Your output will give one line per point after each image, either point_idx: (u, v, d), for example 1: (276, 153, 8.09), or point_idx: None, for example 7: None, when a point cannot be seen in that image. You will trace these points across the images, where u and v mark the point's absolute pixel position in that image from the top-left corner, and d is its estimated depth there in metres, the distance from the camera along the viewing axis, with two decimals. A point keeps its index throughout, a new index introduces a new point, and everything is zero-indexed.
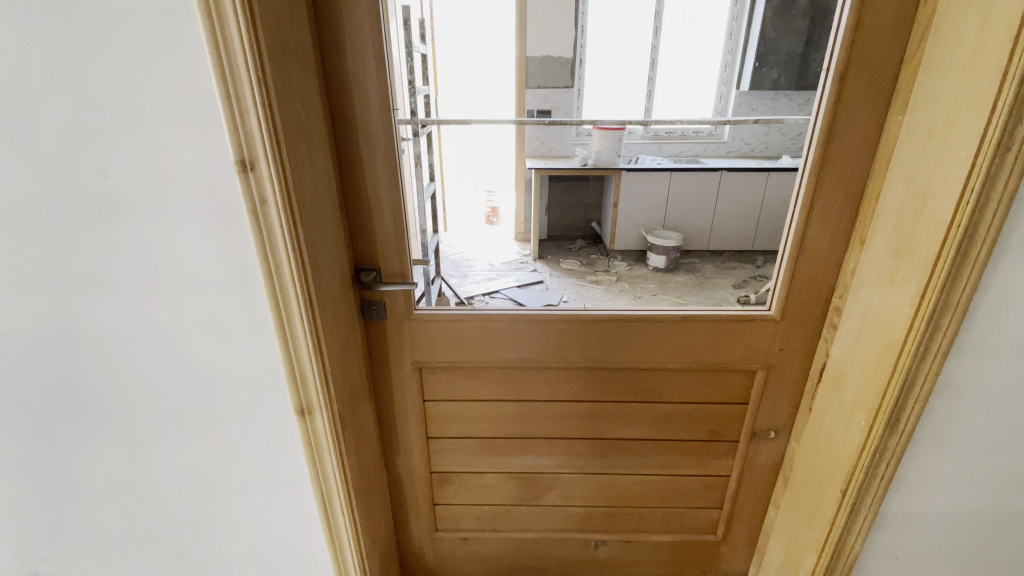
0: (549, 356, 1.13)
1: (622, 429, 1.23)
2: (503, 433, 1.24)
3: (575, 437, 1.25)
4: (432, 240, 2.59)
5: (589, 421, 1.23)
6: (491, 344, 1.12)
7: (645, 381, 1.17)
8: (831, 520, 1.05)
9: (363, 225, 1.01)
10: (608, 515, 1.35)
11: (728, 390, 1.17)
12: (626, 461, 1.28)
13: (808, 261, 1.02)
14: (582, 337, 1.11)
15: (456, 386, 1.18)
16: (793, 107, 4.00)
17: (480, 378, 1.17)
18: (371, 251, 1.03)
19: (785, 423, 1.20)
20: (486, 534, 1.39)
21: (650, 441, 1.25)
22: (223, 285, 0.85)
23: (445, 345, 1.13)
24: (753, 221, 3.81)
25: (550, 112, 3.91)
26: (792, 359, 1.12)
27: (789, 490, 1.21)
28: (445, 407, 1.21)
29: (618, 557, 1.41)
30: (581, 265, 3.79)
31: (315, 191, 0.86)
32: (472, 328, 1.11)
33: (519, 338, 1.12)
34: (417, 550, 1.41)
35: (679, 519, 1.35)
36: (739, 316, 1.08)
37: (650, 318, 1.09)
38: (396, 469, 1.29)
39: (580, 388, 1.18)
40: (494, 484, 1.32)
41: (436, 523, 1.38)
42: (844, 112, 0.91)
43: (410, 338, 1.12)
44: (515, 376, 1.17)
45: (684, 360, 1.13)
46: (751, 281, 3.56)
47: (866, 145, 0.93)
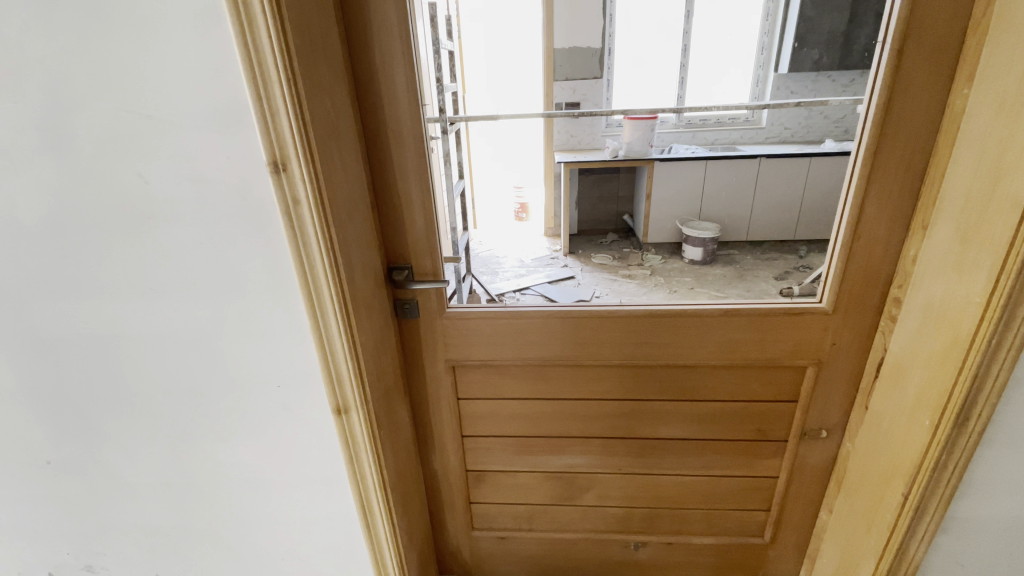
0: (586, 353, 1.10)
1: (662, 428, 1.19)
2: (538, 432, 1.22)
3: (613, 436, 1.21)
4: (462, 237, 2.60)
5: (627, 420, 1.19)
6: (526, 342, 1.10)
7: (686, 379, 1.12)
8: (892, 526, 0.98)
9: (393, 224, 1.01)
10: (649, 516, 1.31)
11: (776, 387, 1.11)
12: (667, 462, 1.23)
13: (862, 249, 0.95)
14: (619, 333, 1.08)
15: (489, 384, 1.17)
16: (836, 88, 3.81)
17: (513, 375, 1.15)
18: (403, 250, 1.03)
19: (839, 422, 1.13)
20: (523, 534, 1.37)
21: (692, 441, 1.20)
22: (259, 285, 0.86)
23: (479, 343, 1.11)
24: (795, 210, 3.65)
25: (578, 104, 3.85)
26: (846, 353, 1.05)
27: (843, 494, 1.14)
28: (480, 405, 1.20)
29: (660, 560, 1.37)
30: (614, 259, 3.70)
31: (346, 191, 0.86)
32: (505, 326, 1.09)
33: (555, 335, 1.09)
34: (454, 549, 1.41)
35: (724, 522, 1.30)
36: (788, 309, 1.01)
37: (691, 313, 1.04)
38: (432, 467, 1.28)
39: (619, 386, 1.14)
40: (529, 484, 1.30)
41: (472, 522, 1.37)
42: (903, 87, 0.84)
43: (443, 337, 1.11)
44: (549, 375, 1.15)
45: (727, 356, 1.08)
46: (794, 272, 3.42)
47: (927, 122, 0.86)
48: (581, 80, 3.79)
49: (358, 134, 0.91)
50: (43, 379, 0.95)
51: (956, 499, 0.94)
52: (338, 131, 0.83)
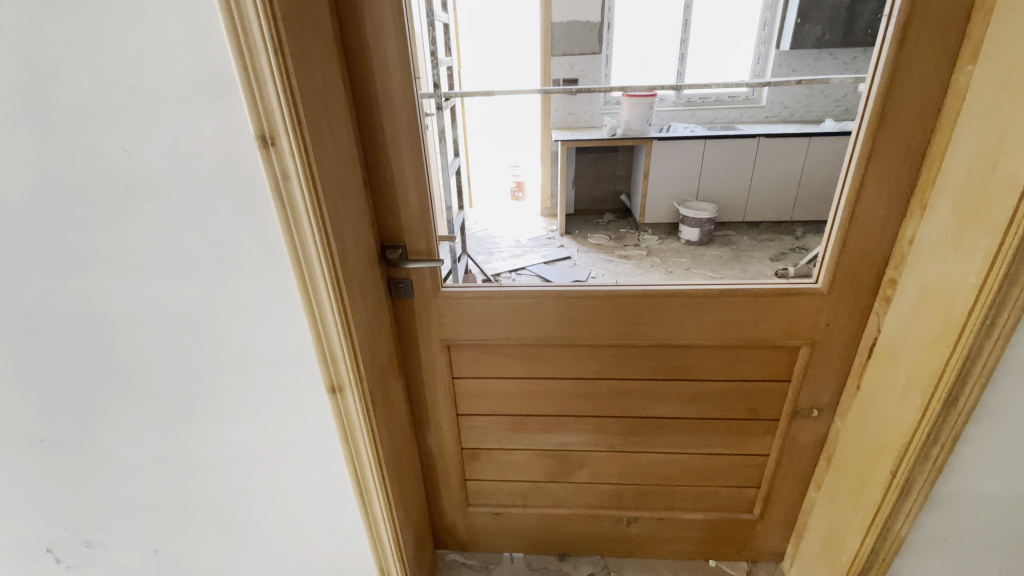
0: (582, 333, 1.11)
1: (656, 407, 1.20)
2: (533, 411, 1.23)
3: (606, 415, 1.22)
4: (458, 216, 2.58)
5: (621, 399, 1.20)
6: (521, 322, 1.10)
7: (680, 358, 1.13)
8: (877, 503, 1.00)
9: (387, 202, 0.99)
10: (641, 492, 1.34)
11: (770, 367, 1.12)
12: (661, 440, 1.25)
13: (860, 230, 0.95)
14: (614, 313, 1.08)
15: (484, 364, 1.17)
16: (838, 66, 3.75)
17: (508, 355, 1.15)
18: (397, 229, 1.01)
19: (829, 401, 1.14)
20: (517, 509, 1.39)
21: (684, 420, 1.22)
22: (248, 264, 0.84)
23: (474, 323, 1.11)
24: (793, 191, 3.63)
25: (576, 80, 3.78)
26: (839, 334, 1.05)
27: (832, 471, 1.16)
28: (475, 384, 1.20)
29: (651, 535, 1.40)
30: (610, 239, 3.67)
31: (338, 168, 0.84)
32: (500, 306, 1.08)
33: (550, 315, 1.09)
34: (450, 524, 1.44)
35: (714, 498, 1.33)
36: (783, 289, 1.02)
37: (687, 293, 1.04)
38: (427, 444, 1.29)
39: (614, 365, 1.15)
40: (524, 461, 1.32)
41: (467, 498, 1.39)
42: (907, 64, 0.82)
43: (438, 317, 1.11)
44: (544, 354, 1.15)
45: (722, 337, 1.08)
46: (790, 253, 3.42)
47: (929, 101, 0.84)
48: (579, 56, 3.72)
49: (350, 108, 0.89)
50: (34, 357, 0.94)
51: (942, 477, 0.95)
52: (329, 106, 0.81)
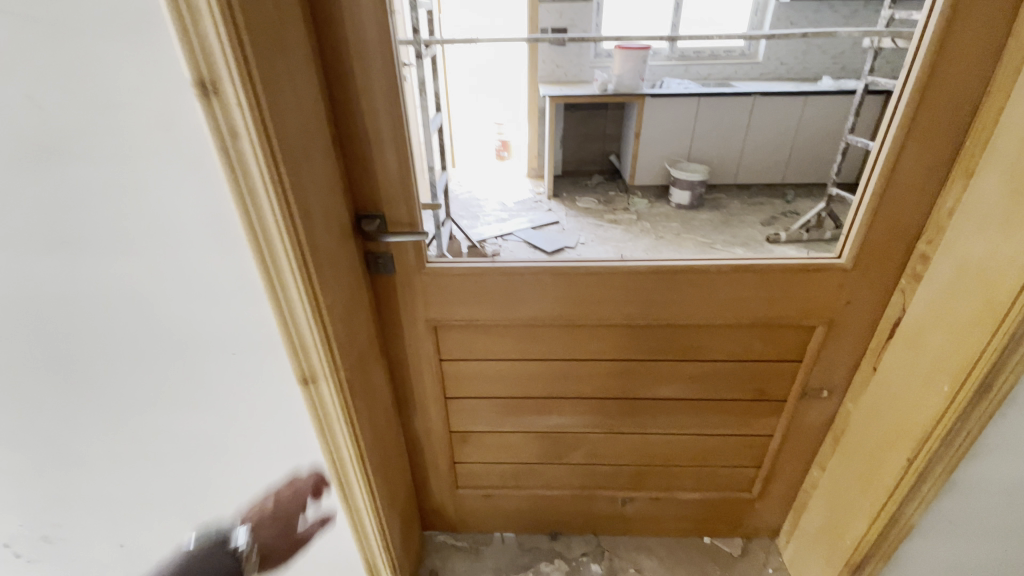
0: (582, 313, 1.01)
1: (658, 389, 1.13)
2: (527, 393, 1.15)
3: (605, 397, 1.15)
4: (441, 177, 2.42)
5: (621, 381, 1.12)
6: (516, 301, 0.99)
7: (688, 338, 1.04)
8: (890, 489, 0.97)
9: (361, 165, 0.85)
10: (638, 473, 1.29)
11: (782, 346, 1.05)
12: (662, 421, 1.18)
13: (893, 201, 0.85)
14: (618, 290, 0.98)
15: (473, 345, 1.07)
16: (838, 20, 3.57)
17: (501, 336, 1.06)
18: (374, 197, 0.88)
19: (841, 382, 1.08)
20: (509, 491, 1.33)
21: (687, 401, 1.15)
22: (199, 238, 0.71)
23: (463, 301, 1.00)
24: (786, 153, 3.53)
25: (565, 30, 3.54)
26: (859, 313, 0.98)
27: (838, 453, 1.11)
28: (465, 366, 1.11)
29: (646, 514, 1.37)
30: (599, 202, 3.54)
31: (300, 124, 0.70)
32: (493, 283, 0.97)
33: (549, 293, 0.98)
34: (438, 506, 1.37)
35: (713, 478, 1.28)
36: (804, 265, 0.93)
37: (701, 268, 0.94)
38: (413, 428, 1.21)
39: (616, 345, 1.06)
40: (517, 444, 1.24)
41: (456, 481, 1.33)
42: (968, 7, 0.70)
43: (424, 295, 0.99)
44: (540, 334, 1.05)
45: (734, 315, 1.00)
46: (780, 217, 3.32)
47: (989, 51, 0.73)
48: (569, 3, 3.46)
49: (312, 50, 0.74)
50: None
51: (960, 463, 0.91)
52: (286, 46, 0.66)
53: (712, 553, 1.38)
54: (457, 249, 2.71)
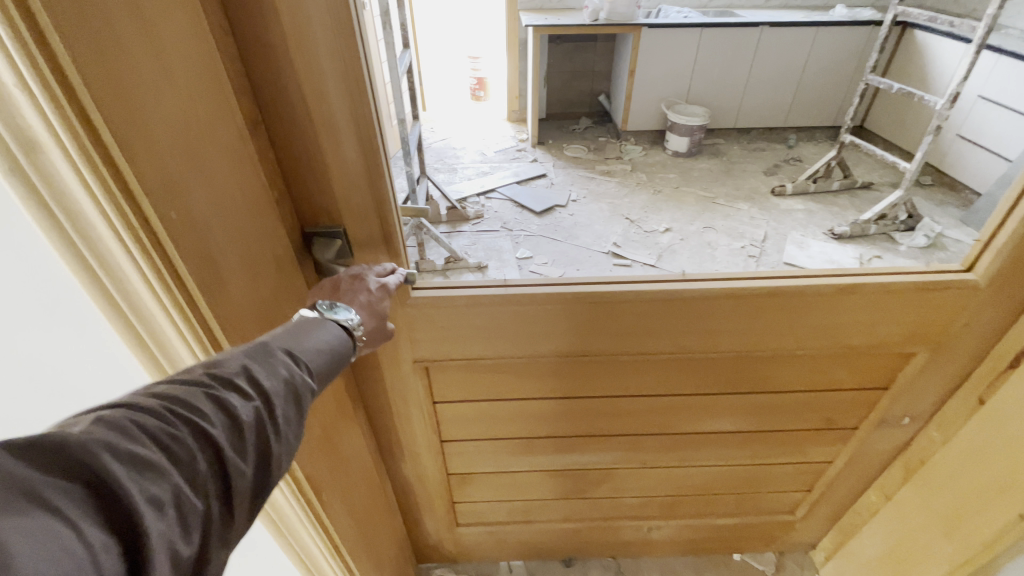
0: (623, 345, 0.76)
1: (704, 422, 0.92)
2: (543, 432, 0.92)
3: (640, 432, 0.93)
4: (412, 130, 2.05)
5: (661, 415, 0.90)
6: (536, 336, 0.74)
7: (752, 369, 0.82)
8: (990, 541, 0.80)
9: (302, 157, 0.56)
10: (669, 503, 1.10)
11: (866, 373, 0.84)
12: (703, 454, 0.99)
13: None
14: (674, 319, 0.73)
15: (478, 384, 0.83)
16: None
17: (514, 373, 0.81)
18: (328, 207, 0.60)
19: (927, 409, 0.88)
20: (518, 525, 1.14)
21: (737, 433, 0.94)
22: (32, 323, 0.43)
23: (466, 337, 0.74)
24: (791, 93, 3.22)
25: None
26: (972, 336, 0.77)
27: (912, 487, 0.94)
28: (466, 407, 0.87)
29: (672, 538, 1.20)
30: (589, 151, 3.19)
31: (181, 119, 0.40)
32: (507, 315, 0.71)
33: (580, 325, 0.73)
34: (436, 542, 1.18)
35: (753, 503, 1.11)
36: (919, 283, 0.70)
37: (789, 290, 0.70)
38: (403, 473, 0.98)
39: (661, 379, 0.83)
40: (530, 482, 1.03)
41: (456, 519, 1.12)
42: None
43: (409, 331, 0.73)
44: (565, 370, 0.81)
45: (817, 343, 0.77)
46: (784, 165, 3.04)
47: None
48: None
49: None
50: None
51: None
52: None
53: (743, 573, 1.24)
54: (435, 211, 2.39)
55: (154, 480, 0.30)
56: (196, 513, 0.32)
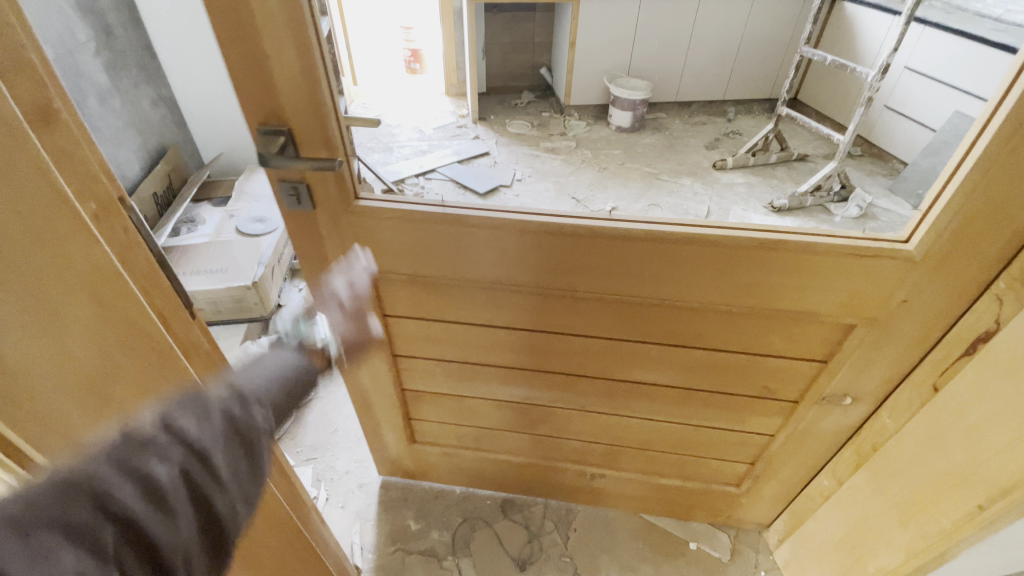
0: (554, 279, 0.77)
1: (638, 374, 0.91)
2: (477, 360, 0.95)
3: (577, 376, 0.94)
4: None
5: (598, 360, 0.90)
6: (469, 258, 0.76)
7: (687, 325, 0.80)
8: (949, 531, 0.76)
9: (250, 46, 0.59)
10: (609, 453, 1.12)
11: (806, 344, 0.80)
12: (641, 407, 0.98)
13: (997, 177, 0.57)
14: (604, 261, 0.73)
15: (420, 303, 0.86)
16: None
17: (451, 297, 0.84)
18: (274, 100, 0.63)
19: (870, 391, 0.84)
20: (469, 453, 1.20)
21: (675, 391, 0.93)
22: None
23: (399, 251, 0.78)
24: (730, 65, 3.21)
25: None
26: (914, 316, 0.72)
27: (868, 470, 0.91)
28: (415, 325, 0.90)
29: (612, 489, 1.22)
30: (532, 126, 3.06)
31: None
32: (437, 231, 0.74)
33: (513, 250, 0.74)
34: (396, 457, 1.25)
35: (695, 469, 1.11)
36: (855, 247, 0.65)
37: (711, 240, 0.68)
38: (361, 384, 1.03)
39: (591, 322, 0.83)
40: (483, 410, 1.07)
41: (413, 437, 1.19)
42: None
43: (356, 239, 0.76)
44: (502, 301, 0.83)
45: (744, 301, 0.74)
46: (724, 138, 3.06)
47: None
48: None
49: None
50: None
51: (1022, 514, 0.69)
52: None
53: (699, 563, 1.22)
54: None
55: (134, 493, 0.34)
56: (172, 529, 0.35)
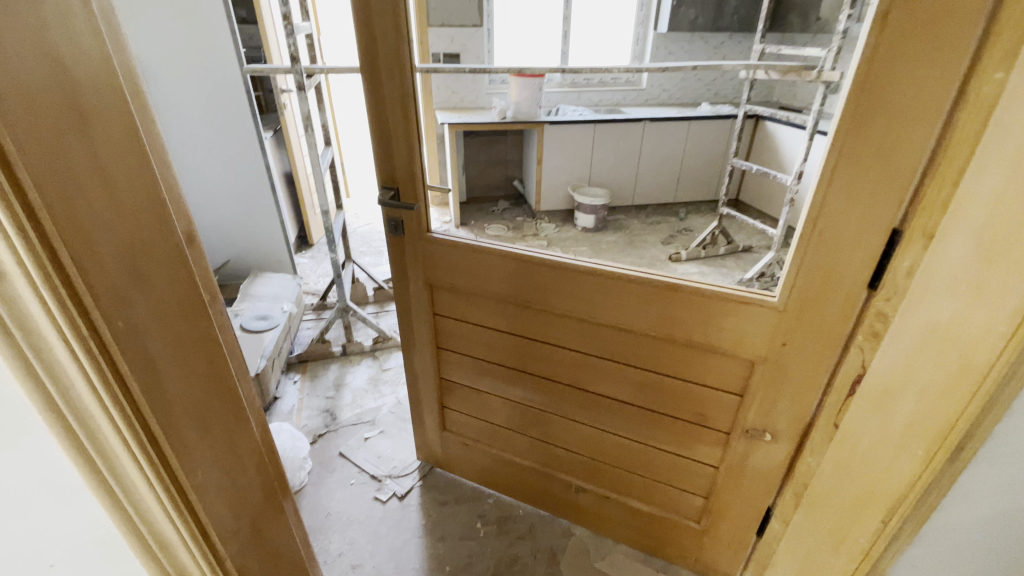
0: (537, 297, 1.16)
1: (602, 385, 1.22)
2: (491, 359, 1.34)
3: (558, 382, 1.28)
4: (335, 220, 2.13)
5: (574, 369, 1.24)
6: (489, 278, 1.19)
7: (631, 344, 1.13)
8: (867, 551, 0.88)
9: (383, 144, 1.12)
10: (590, 467, 1.37)
11: (721, 376, 1.06)
12: (607, 417, 1.26)
13: (820, 251, 0.84)
14: (570, 288, 1.12)
15: (458, 307, 1.30)
16: (709, 50, 3.95)
17: (477, 304, 1.27)
18: (389, 174, 1.15)
19: (784, 427, 1.04)
20: (483, 447, 1.52)
21: (630, 406, 1.21)
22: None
23: (448, 269, 1.23)
24: (676, 174, 3.73)
25: (459, 56, 3.46)
26: (797, 360, 0.96)
27: (802, 508, 1.03)
28: (452, 324, 1.33)
29: (597, 509, 1.44)
30: (507, 229, 3.43)
31: (136, 257, 0.45)
32: (468, 256, 1.20)
33: (513, 274, 1.16)
34: (429, 441, 1.61)
35: (660, 494, 1.31)
36: (730, 294, 0.97)
37: (636, 279, 1.04)
38: (415, 367, 1.46)
39: (566, 335, 1.19)
40: (493, 406, 1.42)
41: (444, 424, 1.55)
42: (881, 72, 0.69)
43: (424, 257, 1.25)
44: (506, 311, 1.24)
45: (666, 330, 1.06)
46: (677, 234, 3.46)
47: (916, 112, 0.70)
48: (459, 28, 3.32)
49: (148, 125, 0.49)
50: None
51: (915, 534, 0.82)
52: (112, 158, 0.42)
53: None
54: (362, 292, 2.50)
55: None
56: None
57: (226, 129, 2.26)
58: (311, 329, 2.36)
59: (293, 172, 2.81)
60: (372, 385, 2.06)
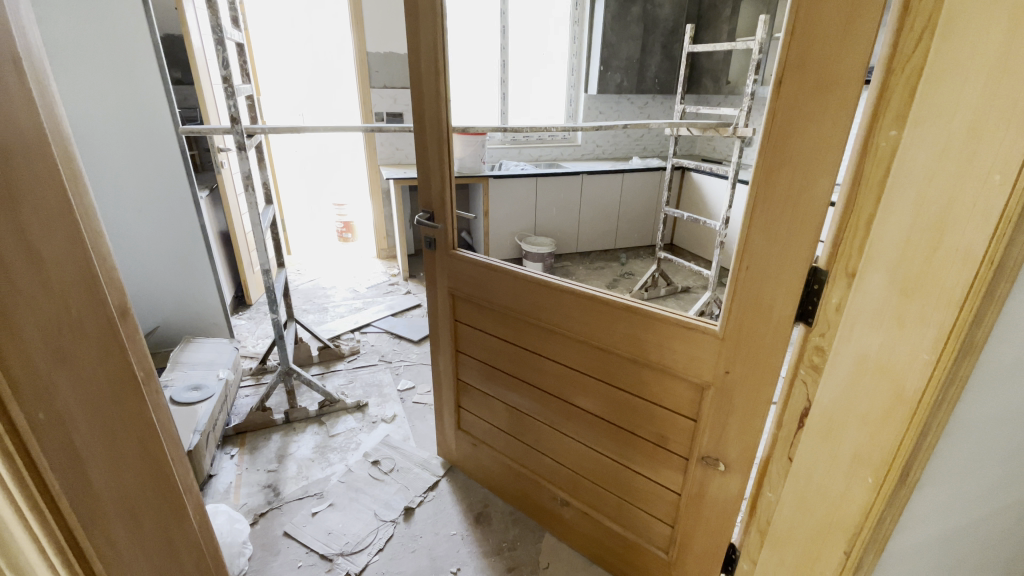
0: (531, 310, 1.30)
1: (580, 398, 1.30)
2: (495, 362, 1.47)
3: (546, 393, 1.38)
4: (277, 278, 2.06)
5: (557, 381, 1.34)
6: (496, 290, 1.35)
7: (601, 360, 1.21)
8: None
9: (423, 173, 1.35)
10: (573, 479, 1.43)
11: (677, 399, 1.11)
12: (584, 432, 1.34)
13: (748, 286, 0.91)
14: (555, 305, 1.24)
15: (473, 313, 1.47)
16: (635, 110, 4.30)
17: (485, 314, 1.42)
18: (427, 199, 1.37)
19: (735, 458, 1.05)
20: (486, 447, 1.65)
21: (603, 422, 1.28)
22: None
23: (465, 279, 1.42)
24: (615, 222, 3.92)
25: (401, 115, 3.56)
26: (740, 386, 0.99)
27: (768, 544, 1.02)
28: (467, 328, 1.50)
29: (578, 526, 1.48)
30: None
31: (64, 337, 0.41)
32: (479, 269, 1.37)
33: (512, 288, 1.31)
34: (445, 435, 1.79)
35: (632, 519, 1.33)
36: (677, 317, 1.05)
37: (604, 299, 1.15)
38: (438, 365, 1.65)
39: (553, 347, 1.30)
40: (496, 408, 1.55)
41: (460, 422, 1.71)
42: (782, 128, 0.79)
43: (448, 269, 1.44)
44: (505, 321, 1.38)
45: (631, 351, 1.14)
46: (621, 279, 3.59)
47: (817, 161, 0.78)
48: (402, 89, 3.50)
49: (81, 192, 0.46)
50: None
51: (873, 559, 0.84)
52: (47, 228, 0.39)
53: None
54: (306, 353, 2.39)
55: None
56: None
57: (157, 188, 2.15)
58: (250, 396, 2.21)
59: (230, 231, 2.70)
60: (318, 453, 1.92)
